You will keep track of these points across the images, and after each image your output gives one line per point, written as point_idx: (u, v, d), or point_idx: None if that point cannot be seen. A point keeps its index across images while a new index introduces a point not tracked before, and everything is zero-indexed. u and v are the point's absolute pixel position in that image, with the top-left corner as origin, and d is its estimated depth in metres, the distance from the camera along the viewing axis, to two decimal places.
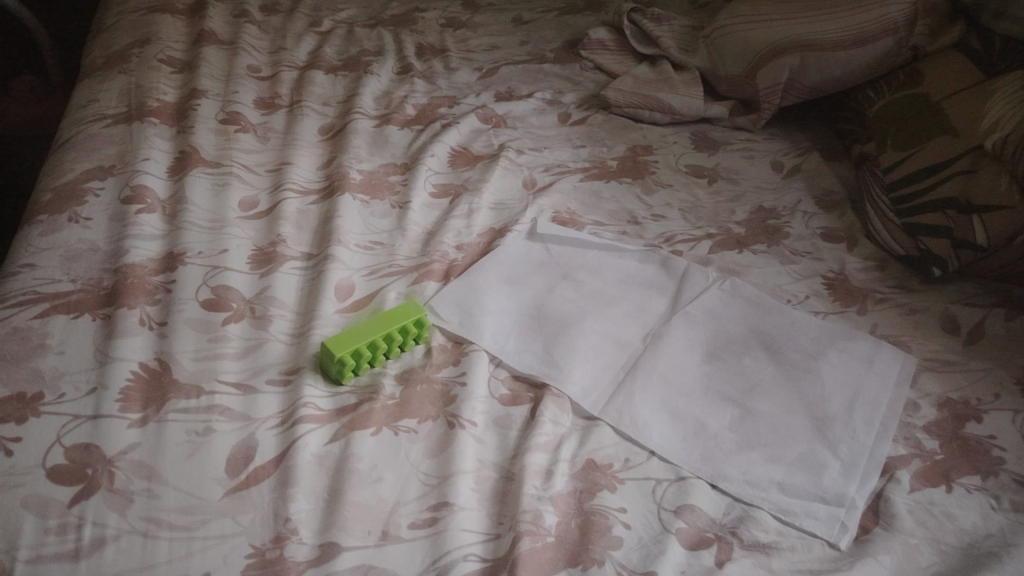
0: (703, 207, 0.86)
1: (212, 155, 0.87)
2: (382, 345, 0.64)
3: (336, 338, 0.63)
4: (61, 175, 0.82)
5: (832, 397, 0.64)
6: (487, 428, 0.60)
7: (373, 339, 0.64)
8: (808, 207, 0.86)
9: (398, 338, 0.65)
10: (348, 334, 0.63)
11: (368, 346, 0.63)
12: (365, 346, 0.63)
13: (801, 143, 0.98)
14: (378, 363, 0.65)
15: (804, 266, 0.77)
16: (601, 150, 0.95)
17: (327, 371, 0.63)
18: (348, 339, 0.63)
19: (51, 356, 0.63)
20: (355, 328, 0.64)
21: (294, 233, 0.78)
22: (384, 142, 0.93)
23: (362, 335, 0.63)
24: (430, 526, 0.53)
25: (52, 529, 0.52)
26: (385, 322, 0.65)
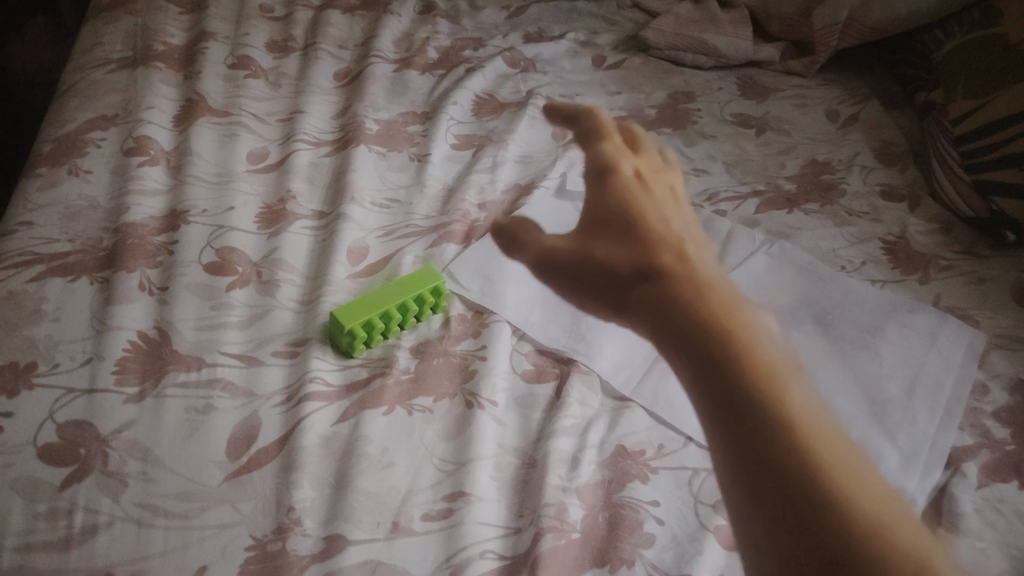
0: (750, 160, 0.79)
1: (220, 104, 0.81)
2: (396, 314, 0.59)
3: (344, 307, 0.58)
4: (63, 125, 0.77)
5: (890, 378, 0.57)
6: (508, 408, 0.56)
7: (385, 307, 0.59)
8: (866, 161, 0.79)
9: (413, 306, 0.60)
10: (358, 303, 0.59)
11: (380, 316, 0.59)
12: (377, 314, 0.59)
13: (858, 88, 0.90)
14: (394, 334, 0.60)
15: (861, 229, 0.71)
16: (639, 96, 0.87)
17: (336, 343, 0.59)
18: (358, 309, 0.58)
19: (46, 323, 0.59)
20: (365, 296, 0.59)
21: (306, 189, 0.73)
22: (404, 88, 0.87)
23: (373, 304, 0.59)
24: (445, 518, 0.49)
25: (41, 515, 0.49)
26: (399, 290, 0.60)
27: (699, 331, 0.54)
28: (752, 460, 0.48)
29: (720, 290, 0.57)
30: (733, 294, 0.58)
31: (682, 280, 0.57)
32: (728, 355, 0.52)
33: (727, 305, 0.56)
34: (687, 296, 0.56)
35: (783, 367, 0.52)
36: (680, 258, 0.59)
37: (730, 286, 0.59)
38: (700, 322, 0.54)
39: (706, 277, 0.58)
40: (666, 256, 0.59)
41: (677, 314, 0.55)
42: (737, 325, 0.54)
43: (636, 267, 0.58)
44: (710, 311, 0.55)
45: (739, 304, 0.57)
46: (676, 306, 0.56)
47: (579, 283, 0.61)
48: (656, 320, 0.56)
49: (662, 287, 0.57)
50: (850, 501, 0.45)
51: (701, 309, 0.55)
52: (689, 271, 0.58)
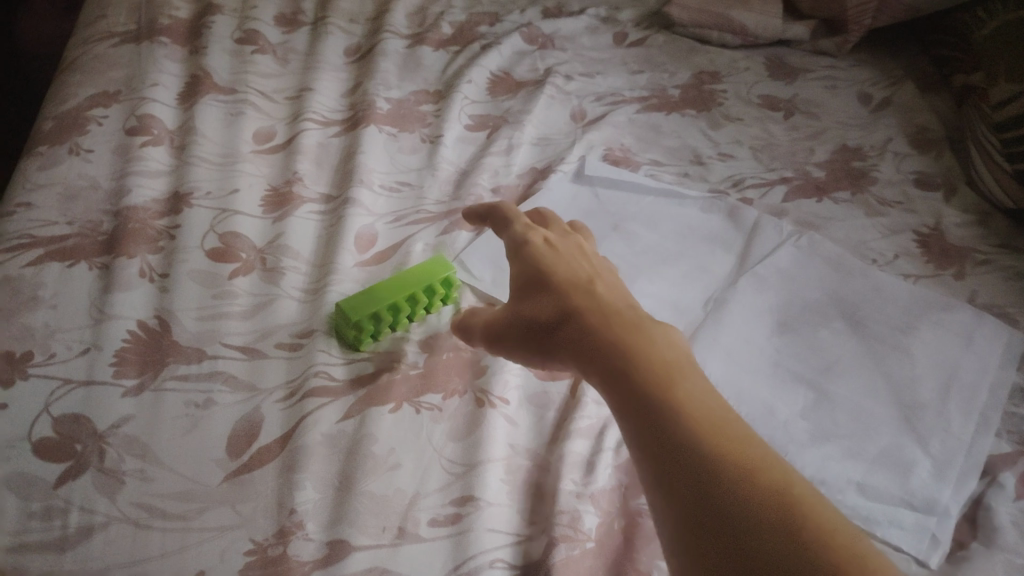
0: (777, 145, 0.76)
1: (226, 80, 0.78)
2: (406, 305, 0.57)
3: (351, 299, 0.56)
4: (64, 102, 0.75)
5: (923, 380, 0.54)
6: (521, 407, 0.54)
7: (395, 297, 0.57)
8: (899, 147, 0.75)
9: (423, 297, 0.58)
10: (364, 294, 0.56)
11: (389, 307, 0.57)
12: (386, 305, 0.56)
13: (892, 70, 0.87)
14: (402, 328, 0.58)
15: (893, 219, 0.67)
16: (662, 76, 0.85)
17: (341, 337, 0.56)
18: (365, 300, 0.56)
19: (43, 311, 0.57)
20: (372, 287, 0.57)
21: (313, 170, 0.70)
22: (416, 65, 0.84)
23: (382, 295, 0.57)
24: (453, 524, 0.46)
25: (36, 514, 0.46)
26: (407, 280, 0.58)
27: (536, 314, 0.47)
28: (641, 442, 0.40)
29: (560, 269, 0.50)
30: (583, 274, 0.50)
31: (527, 260, 0.51)
32: (588, 328, 0.45)
33: (577, 287, 0.48)
34: (535, 279, 0.49)
35: (627, 322, 0.45)
36: (546, 236, 0.53)
37: (590, 261, 0.52)
38: (565, 303, 0.47)
39: (581, 258, 0.52)
40: (535, 236, 0.53)
41: (549, 284, 0.49)
42: (575, 300, 0.47)
43: (514, 246, 0.53)
44: (549, 282, 0.49)
45: (575, 282, 0.49)
46: (545, 302, 0.48)
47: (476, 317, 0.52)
48: (521, 304, 0.49)
49: (532, 270, 0.50)
50: (733, 457, 0.37)
51: (556, 290, 0.48)
52: (537, 251, 0.52)
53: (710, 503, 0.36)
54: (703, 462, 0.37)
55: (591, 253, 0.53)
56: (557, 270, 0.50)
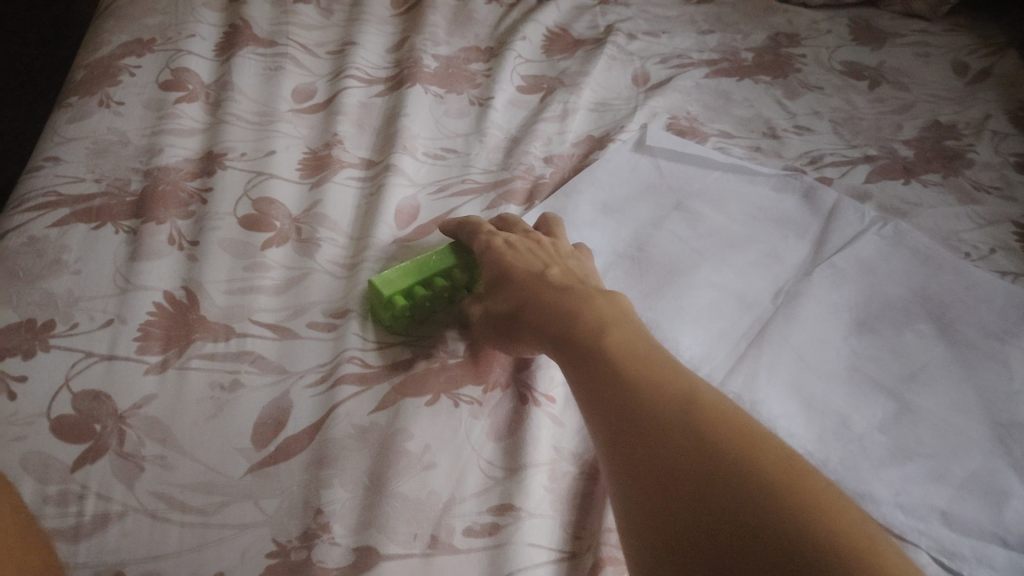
0: (860, 119, 0.69)
1: (266, 32, 0.74)
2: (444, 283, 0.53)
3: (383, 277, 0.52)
4: (97, 50, 0.71)
5: (1021, 396, 0.48)
6: (566, 407, 0.50)
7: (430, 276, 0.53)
8: (998, 125, 0.68)
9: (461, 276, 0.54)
10: (398, 273, 0.53)
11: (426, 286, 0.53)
12: (422, 284, 0.53)
13: (992, 36, 0.78)
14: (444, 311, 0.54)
15: (989, 208, 0.61)
16: (734, 37, 0.78)
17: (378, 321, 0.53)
18: (401, 279, 0.52)
19: (66, 276, 0.53)
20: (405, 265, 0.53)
21: (354, 133, 0.66)
22: (468, 20, 0.78)
23: (418, 274, 0.53)
24: (491, 536, 0.43)
25: (50, 499, 0.43)
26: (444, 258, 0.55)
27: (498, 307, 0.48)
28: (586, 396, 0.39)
29: (521, 259, 0.50)
30: (543, 262, 0.50)
31: (491, 256, 0.51)
32: (538, 308, 0.45)
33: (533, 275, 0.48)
34: (494, 279, 0.50)
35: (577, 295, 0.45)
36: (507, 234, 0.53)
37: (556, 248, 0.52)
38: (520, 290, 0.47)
39: (545, 247, 0.52)
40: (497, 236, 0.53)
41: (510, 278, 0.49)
42: (529, 287, 0.47)
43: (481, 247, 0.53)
44: (509, 275, 0.49)
45: (531, 269, 0.49)
46: (506, 292, 0.48)
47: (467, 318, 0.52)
48: (488, 302, 0.49)
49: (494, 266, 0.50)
50: (672, 393, 0.36)
51: (515, 279, 0.48)
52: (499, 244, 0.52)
53: (651, 449, 0.34)
54: (647, 411, 0.35)
55: (554, 245, 0.53)
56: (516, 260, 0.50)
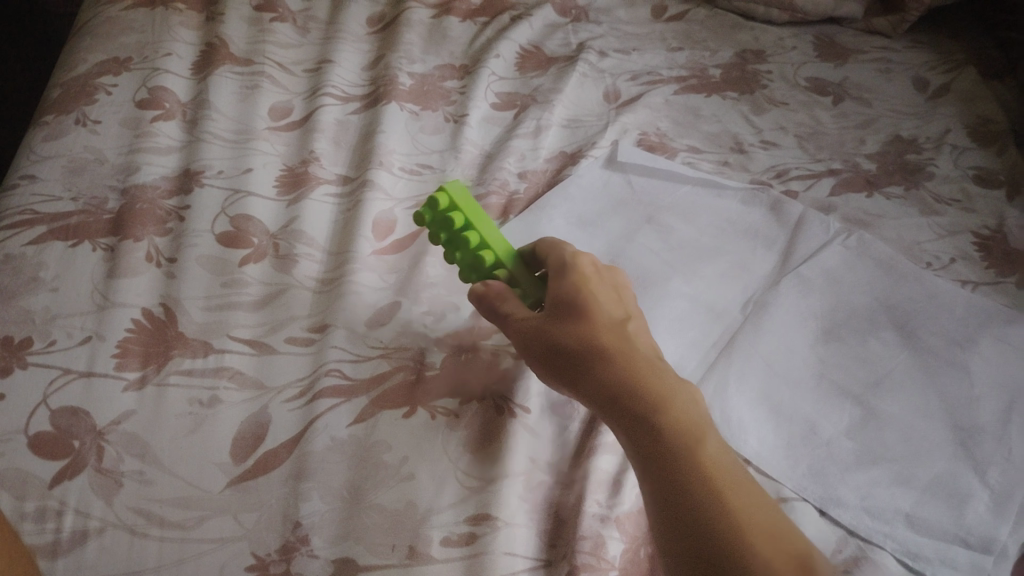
0: (824, 133, 0.71)
1: (242, 50, 0.75)
2: (490, 254, 0.50)
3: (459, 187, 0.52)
4: (73, 68, 0.71)
5: (983, 399, 0.50)
6: (542, 416, 0.50)
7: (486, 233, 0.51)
8: (957, 139, 0.70)
9: (512, 271, 0.50)
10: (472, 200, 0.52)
11: (474, 231, 0.50)
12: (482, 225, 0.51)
13: (951, 53, 0.81)
14: (468, 269, 0.51)
15: (950, 219, 0.63)
16: (703, 54, 0.80)
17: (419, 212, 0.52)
18: (469, 202, 0.51)
19: (43, 294, 0.54)
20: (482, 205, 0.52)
21: (331, 150, 0.67)
22: (443, 38, 0.80)
23: (483, 220, 0.51)
24: (467, 546, 0.44)
25: (29, 516, 0.44)
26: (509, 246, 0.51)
27: (567, 336, 0.44)
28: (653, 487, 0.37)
29: (606, 300, 0.46)
30: (626, 313, 0.46)
31: (568, 277, 0.47)
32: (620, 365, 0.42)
33: (619, 324, 0.44)
34: (565, 300, 0.45)
35: (661, 370, 0.42)
36: (592, 259, 0.49)
37: (629, 294, 0.49)
38: (601, 336, 0.43)
39: (621, 291, 0.48)
40: (583, 260, 0.48)
41: (575, 313, 0.45)
42: (609, 336, 0.43)
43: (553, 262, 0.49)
44: (588, 309, 0.45)
45: (614, 315, 0.45)
46: (581, 327, 0.44)
47: (499, 297, 0.48)
48: (552, 322, 0.45)
49: (568, 289, 0.46)
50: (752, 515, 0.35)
51: (591, 318, 0.44)
52: (579, 269, 0.47)
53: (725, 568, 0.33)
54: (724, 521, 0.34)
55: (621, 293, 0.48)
56: (601, 297, 0.46)
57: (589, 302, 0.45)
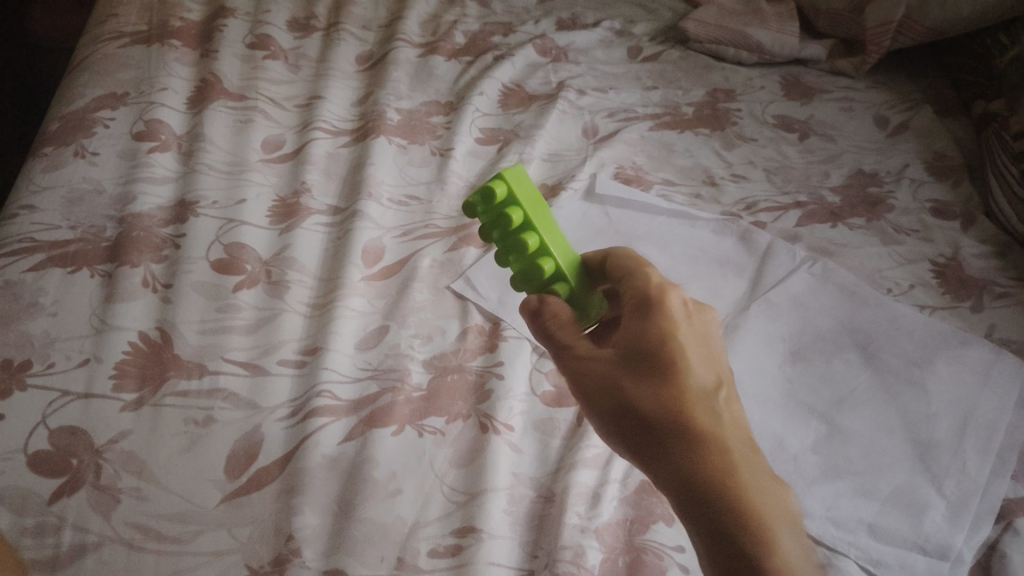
0: (791, 168, 0.75)
1: (236, 86, 0.78)
2: (550, 261, 0.47)
3: (516, 175, 0.48)
4: (70, 102, 0.73)
5: (939, 416, 0.53)
6: (525, 434, 0.53)
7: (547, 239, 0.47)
8: (916, 173, 0.74)
9: (571, 286, 0.48)
10: (530, 192, 0.48)
11: (536, 235, 0.47)
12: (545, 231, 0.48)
13: (909, 93, 0.86)
14: (524, 272, 0.48)
15: (909, 248, 0.67)
16: (676, 93, 0.84)
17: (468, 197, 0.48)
18: (533, 203, 0.47)
19: (43, 319, 0.55)
20: (541, 197, 0.49)
21: (321, 182, 0.69)
22: (428, 76, 0.83)
23: (546, 225, 0.48)
24: (453, 557, 0.46)
25: (27, 530, 0.45)
26: (566, 249, 0.49)
27: (646, 401, 0.42)
28: None
29: (696, 359, 0.44)
30: (716, 375, 0.44)
31: (657, 323, 0.44)
32: (706, 452, 0.40)
33: (708, 396, 0.43)
34: (651, 354, 0.43)
35: (748, 458, 0.41)
36: (682, 301, 0.46)
37: (716, 340, 0.46)
38: (688, 412, 0.41)
39: (708, 336, 0.46)
40: (672, 301, 0.45)
41: (660, 376, 0.43)
42: (697, 411, 0.42)
43: (637, 293, 0.46)
44: (675, 373, 0.43)
45: (704, 383, 0.43)
46: (667, 395, 0.42)
47: (556, 318, 0.47)
48: (632, 379, 0.43)
49: (656, 341, 0.43)
50: None
51: (676, 382, 0.42)
52: (670, 315, 0.45)
53: None
54: None
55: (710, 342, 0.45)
56: (692, 357, 0.43)
57: (677, 364, 0.43)
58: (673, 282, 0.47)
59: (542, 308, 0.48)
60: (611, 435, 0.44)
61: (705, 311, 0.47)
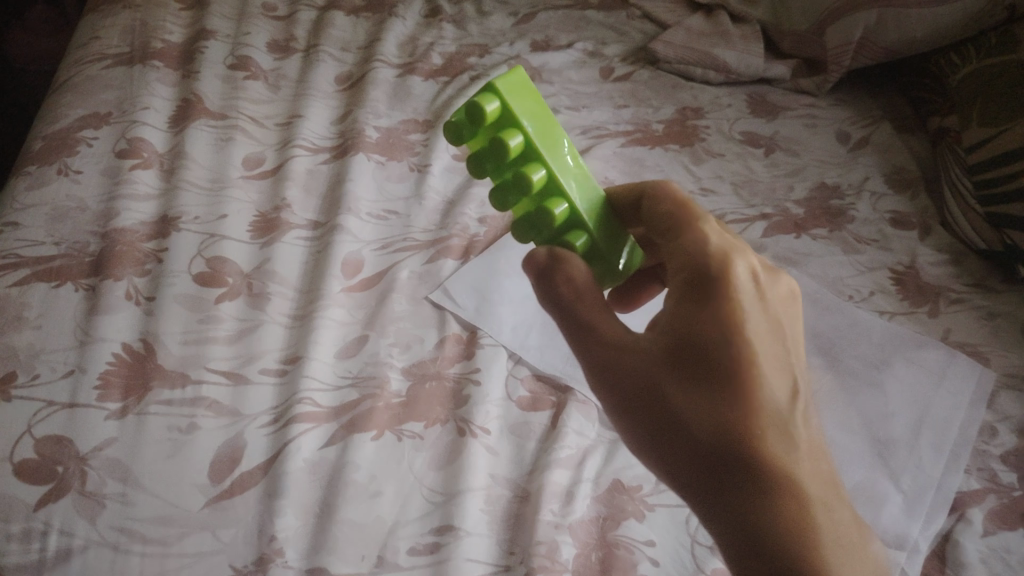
0: (757, 182, 0.78)
1: (217, 105, 0.79)
2: (561, 203, 0.42)
3: (510, 88, 0.41)
4: (54, 122, 0.74)
5: (896, 417, 0.56)
6: (501, 437, 0.55)
7: (552, 169, 0.42)
8: (875, 186, 0.78)
9: (590, 233, 0.44)
10: (530, 112, 0.41)
11: (541, 167, 0.41)
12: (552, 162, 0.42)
13: (870, 110, 0.90)
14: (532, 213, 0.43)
15: (869, 257, 0.70)
16: (647, 111, 0.87)
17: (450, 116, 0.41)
18: (535, 125, 0.41)
19: (27, 332, 0.56)
20: (543, 116, 0.42)
21: (301, 198, 0.71)
22: (406, 95, 0.86)
23: (553, 152, 0.42)
24: (432, 554, 0.48)
25: (13, 536, 0.46)
26: (576, 179, 0.43)
27: (700, 420, 0.37)
28: None
29: (766, 364, 0.38)
30: (785, 380, 0.39)
31: (718, 314, 0.38)
32: (769, 490, 0.37)
33: (778, 413, 0.38)
34: (710, 360, 0.37)
35: (817, 494, 0.38)
36: (749, 271, 0.40)
37: (784, 327, 0.40)
38: (754, 435, 0.37)
39: (777, 322, 0.40)
40: (738, 275, 0.39)
41: (719, 388, 0.37)
42: (763, 434, 0.37)
43: (692, 269, 0.39)
44: (744, 386, 0.37)
45: (774, 396, 0.38)
46: (730, 415, 0.37)
47: (573, 281, 0.42)
48: (684, 389, 0.38)
49: (720, 344, 0.37)
50: None
51: (739, 399, 0.37)
52: (734, 305, 0.38)
53: None
54: None
55: (779, 327, 0.40)
56: (761, 363, 0.38)
57: (744, 372, 0.37)
58: (736, 253, 0.40)
59: (556, 265, 0.42)
60: (646, 443, 0.39)
61: (772, 284, 0.41)
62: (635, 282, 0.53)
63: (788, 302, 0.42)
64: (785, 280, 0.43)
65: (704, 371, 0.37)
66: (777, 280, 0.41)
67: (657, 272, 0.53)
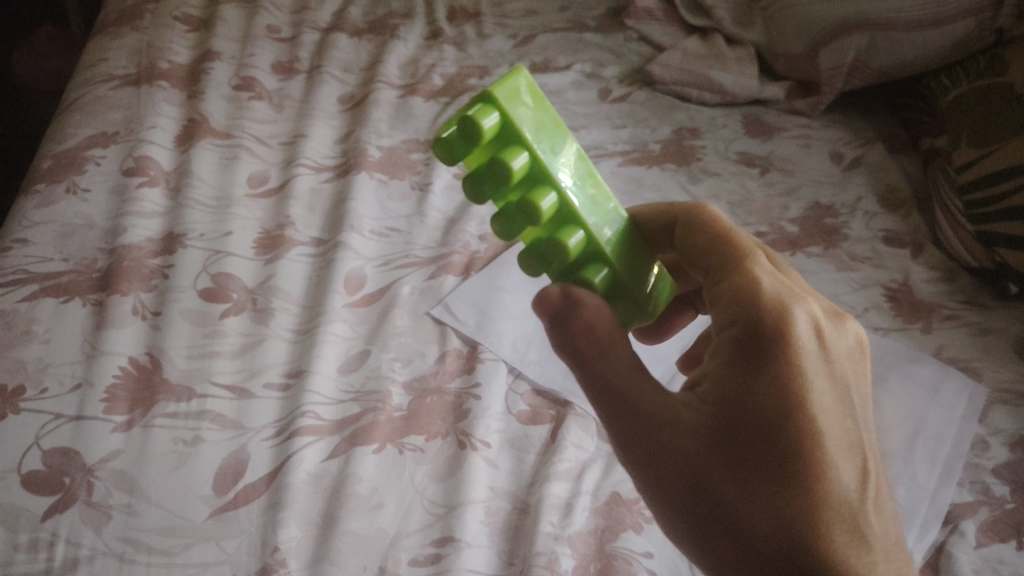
0: (753, 201, 0.80)
1: (222, 125, 0.81)
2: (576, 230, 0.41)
3: (511, 99, 0.39)
4: (62, 141, 0.76)
5: (889, 431, 0.58)
6: (501, 450, 0.56)
7: (563, 190, 0.40)
8: (868, 206, 0.80)
9: (610, 262, 0.42)
10: (535, 124, 0.39)
11: (550, 189, 0.40)
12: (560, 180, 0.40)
13: (864, 131, 0.91)
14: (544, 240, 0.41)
15: (863, 274, 0.71)
16: (644, 131, 0.88)
17: (445, 133, 0.39)
18: (540, 137, 0.39)
19: (35, 346, 0.57)
20: (549, 128, 0.40)
21: (304, 215, 0.73)
22: (408, 115, 0.87)
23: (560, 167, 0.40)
24: (433, 564, 0.49)
25: (21, 546, 0.47)
26: (589, 200, 0.41)
27: (756, 509, 0.36)
28: None
29: (829, 442, 0.37)
30: (852, 459, 0.38)
31: (773, 380, 0.37)
32: None
33: (845, 501, 0.36)
34: (765, 437, 0.36)
35: None
36: (808, 324, 0.39)
37: (849, 388, 0.39)
38: (818, 530, 0.36)
39: (839, 383, 0.39)
40: (797, 327, 0.38)
41: (779, 471, 0.36)
42: (825, 525, 0.36)
43: (744, 327, 0.38)
44: (804, 465, 0.36)
45: (839, 479, 0.37)
46: (789, 502, 0.36)
47: (591, 332, 0.40)
48: (739, 475, 0.36)
49: (775, 418, 0.36)
50: None
51: (797, 482, 0.36)
52: (793, 367, 0.37)
53: None
54: None
55: (841, 389, 0.39)
56: (824, 439, 0.37)
57: (804, 449, 0.36)
58: (793, 304, 0.39)
59: (571, 310, 0.40)
60: (694, 536, 0.38)
61: (837, 339, 0.40)
62: (670, 310, 0.54)
63: (852, 355, 0.41)
64: (852, 330, 0.42)
65: (757, 449, 0.36)
66: (841, 331, 0.40)
67: (691, 299, 0.54)
